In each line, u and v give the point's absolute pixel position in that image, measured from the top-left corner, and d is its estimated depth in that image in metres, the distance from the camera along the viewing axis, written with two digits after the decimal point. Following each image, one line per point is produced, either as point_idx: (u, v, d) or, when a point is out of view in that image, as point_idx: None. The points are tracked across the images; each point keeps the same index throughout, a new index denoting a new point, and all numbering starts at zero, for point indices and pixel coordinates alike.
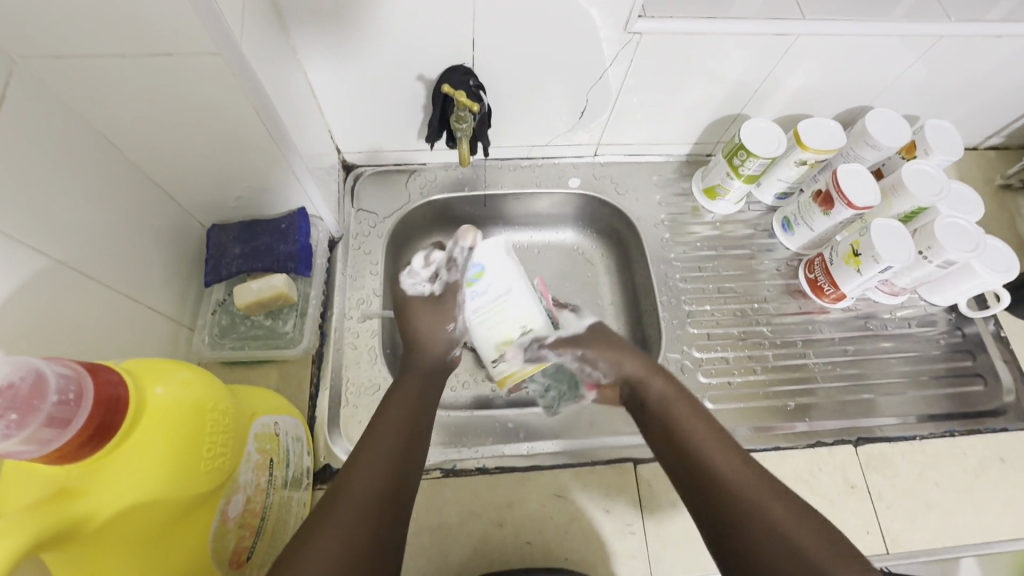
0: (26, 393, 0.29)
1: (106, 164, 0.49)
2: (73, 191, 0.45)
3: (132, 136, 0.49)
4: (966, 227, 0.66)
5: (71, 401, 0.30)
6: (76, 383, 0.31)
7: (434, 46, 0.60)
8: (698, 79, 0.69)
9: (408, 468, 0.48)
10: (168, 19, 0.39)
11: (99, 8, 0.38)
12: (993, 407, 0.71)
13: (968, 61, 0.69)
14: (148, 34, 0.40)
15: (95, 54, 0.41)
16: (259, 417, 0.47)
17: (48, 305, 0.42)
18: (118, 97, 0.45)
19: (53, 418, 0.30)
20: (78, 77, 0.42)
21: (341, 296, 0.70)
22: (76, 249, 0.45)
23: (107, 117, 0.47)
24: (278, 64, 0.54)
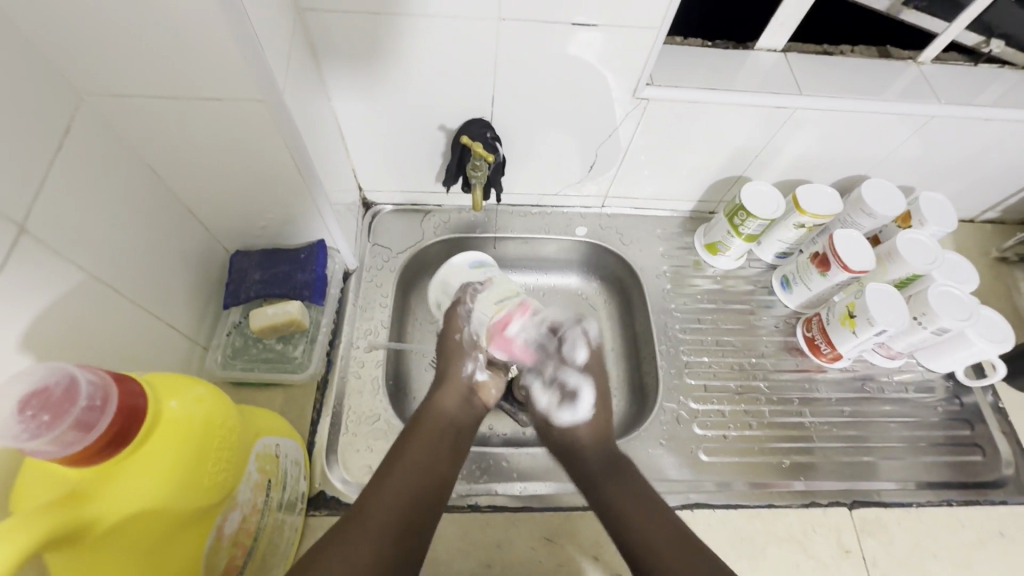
0: (59, 396, 0.32)
1: (149, 191, 0.53)
2: (117, 213, 0.49)
3: (175, 167, 0.54)
4: (959, 296, 0.68)
5: (98, 406, 0.33)
6: (103, 390, 0.33)
7: (456, 100, 0.66)
8: (702, 142, 0.74)
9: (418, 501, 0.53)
10: (225, 70, 0.44)
11: (165, 57, 0.43)
12: (992, 479, 0.71)
13: (958, 140, 0.73)
14: (203, 80, 0.45)
15: (154, 94, 0.46)
16: (263, 437, 0.49)
17: (84, 318, 0.45)
18: (167, 133, 0.50)
19: (80, 422, 0.32)
20: (135, 113, 0.47)
21: (350, 326, 0.72)
22: (113, 268, 0.49)
23: (156, 150, 0.51)
24: (314, 109, 0.59)
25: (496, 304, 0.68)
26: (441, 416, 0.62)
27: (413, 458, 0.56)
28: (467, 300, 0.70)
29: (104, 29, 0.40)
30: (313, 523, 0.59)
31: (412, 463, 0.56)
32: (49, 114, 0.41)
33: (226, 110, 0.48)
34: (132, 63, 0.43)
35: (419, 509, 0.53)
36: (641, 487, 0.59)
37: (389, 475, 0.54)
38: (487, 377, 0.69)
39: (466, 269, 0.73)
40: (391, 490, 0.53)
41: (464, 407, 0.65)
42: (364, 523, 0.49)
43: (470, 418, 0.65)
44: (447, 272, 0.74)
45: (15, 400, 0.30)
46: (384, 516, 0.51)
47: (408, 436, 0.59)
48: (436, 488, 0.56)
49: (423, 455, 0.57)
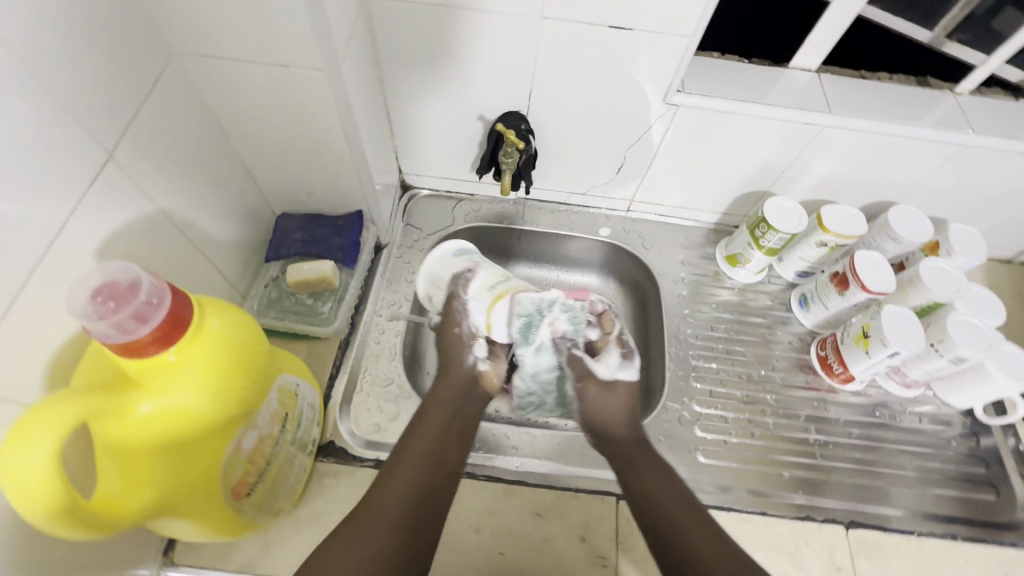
0: (124, 289, 0.37)
1: (215, 147, 0.59)
2: (187, 163, 0.55)
3: (239, 127, 0.60)
4: (980, 327, 0.67)
5: (154, 303, 0.38)
6: (159, 292, 0.38)
7: (497, 93, 0.70)
8: (731, 153, 0.76)
9: (430, 488, 0.55)
10: (295, 41, 0.50)
11: (245, 25, 0.49)
12: (1004, 520, 0.68)
13: (994, 172, 0.73)
14: (275, 50, 0.51)
15: (232, 58, 0.52)
16: (285, 373, 0.53)
17: (147, 246, 0.51)
18: (238, 95, 0.56)
19: (138, 313, 0.37)
20: (213, 74, 0.53)
21: (375, 295, 0.77)
22: (177, 210, 0.55)
23: (225, 109, 0.57)
24: (367, 88, 0.65)
25: (487, 292, 0.69)
26: (448, 407, 0.62)
27: (417, 453, 0.56)
28: (460, 292, 0.70)
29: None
30: (320, 468, 0.63)
31: (417, 457, 0.56)
32: (143, 66, 0.47)
33: (290, 78, 0.54)
34: (217, 29, 0.49)
35: (432, 495, 0.54)
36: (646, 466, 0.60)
37: (392, 473, 0.54)
38: (488, 366, 0.69)
39: (450, 257, 0.73)
40: (394, 485, 0.53)
41: (463, 401, 0.64)
42: (374, 509, 0.51)
43: (472, 412, 0.64)
44: (433, 266, 0.73)
45: (91, 288, 0.36)
46: (390, 509, 0.51)
47: (409, 433, 0.59)
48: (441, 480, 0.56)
49: (426, 449, 0.57)
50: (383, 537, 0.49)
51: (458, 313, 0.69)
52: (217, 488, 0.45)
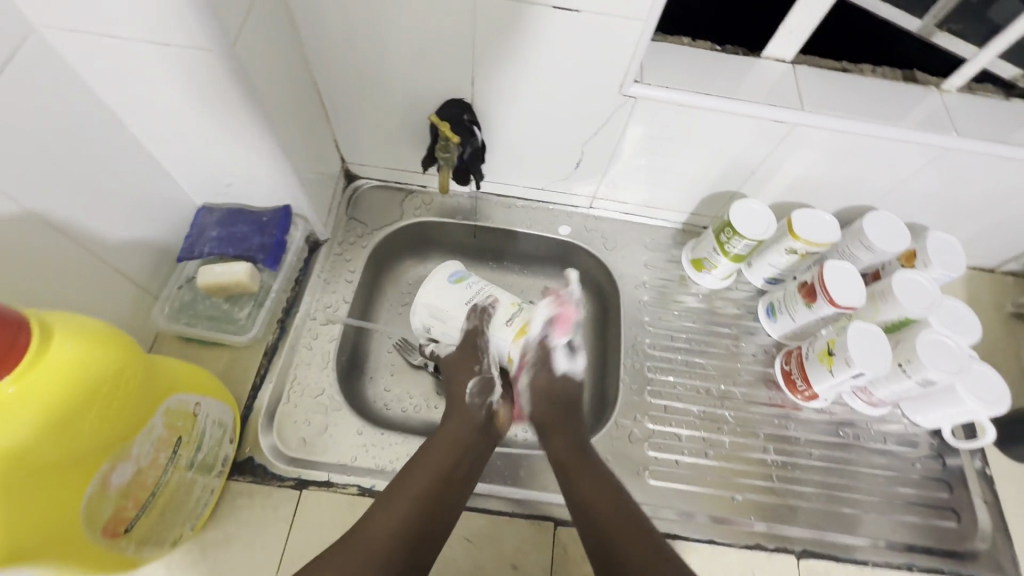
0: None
1: (108, 136, 0.53)
2: (59, 154, 0.49)
3: (132, 114, 0.53)
4: (951, 347, 0.62)
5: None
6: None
7: (439, 79, 0.64)
8: (696, 149, 0.70)
9: (423, 529, 0.52)
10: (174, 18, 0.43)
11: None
12: (964, 549, 0.65)
13: (979, 178, 0.67)
14: (154, 28, 0.44)
15: (104, 36, 0.45)
16: (177, 393, 0.48)
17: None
18: (123, 78, 0.49)
19: None
20: (88, 54, 0.47)
21: (310, 297, 0.72)
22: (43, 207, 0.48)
23: (112, 94, 0.51)
24: (285, 69, 0.58)
25: (508, 328, 0.68)
26: (458, 442, 0.59)
27: (423, 480, 0.55)
28: (483, 327, 0.68)
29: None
30: (234, 487, 0.59)
31: (426, 481, 0.55)
32: None
33: (175, 58, 0.47)
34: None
35: (421, 537, 0.51)
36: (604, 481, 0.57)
37: (394, 493, 0.54)
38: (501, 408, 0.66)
39: (446, 281, 0.71)
40: (396, 510, 0.52)
41: (483, 435, 0.62)
42: (358, 548, 0.49)
43: (487, 443, 0.61)
44: (428, 295, 0.71)
45: None
46: (383, 536, 0.50)
47: (420, 455, 0.57)
48: (445, 508, 0.54)
49: (428, 484, 0.55)
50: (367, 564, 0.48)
51: (484, 347, 0.67)
52: (82, 532, 0.40)
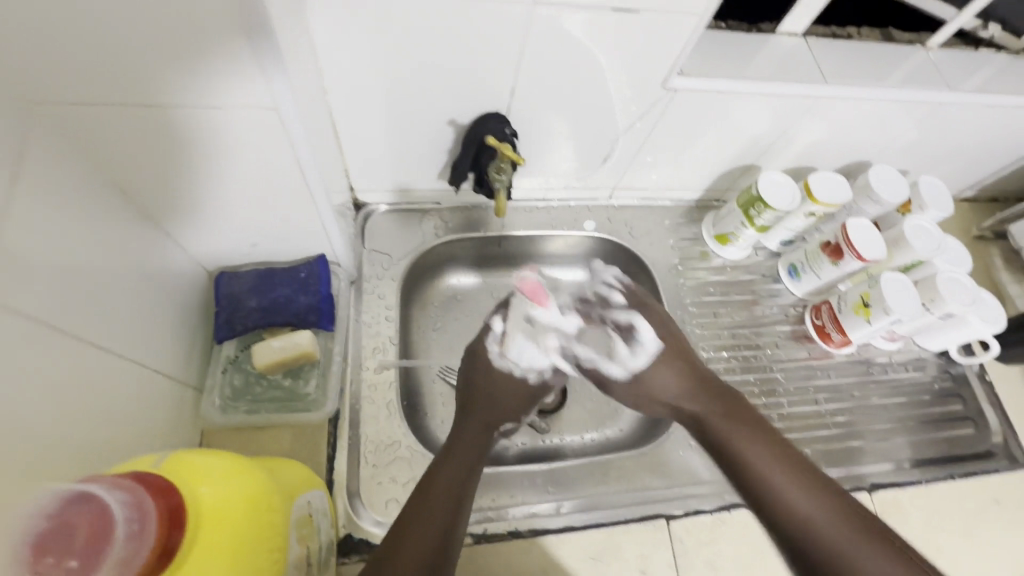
0: (86, 528, 0.26)
1: (123, 214, 0.47)
2: (90, 243, 0.42)
3: (157, 181, 0.47)
4: (963, 281, 0.71)
5: (137, 531, 0.28)
6: (140, 511, 0.28)
7: (473, 89, 0.60)
8: (718, 131, 0.71)
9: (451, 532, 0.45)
10: (212, 79, 0.39)
11: (154, 54, 0.37)
12: (985, 449, 0.75)
13: (957, 125, 0.75)
14: (202, 85, 0.40)
15: (146, 103, 0.40)
16: (296, 499, 0.43)
17: (60, 375, 0.38)
18: (153, 143, 0.44)
19: (120, 556, 0.27)
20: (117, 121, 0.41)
21: (355, 343, 0.66)
22: (83, 310, 0.41)
23: (137, 163, 0.45)
24: (310, 100, 0.52)
25: None
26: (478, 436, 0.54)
27: (446, 476, 0.49)
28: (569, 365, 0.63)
29: (85, 25, 0.34)
30: (345, 572, 0.54)
31: (443, 486, 0.48)
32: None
33: (223, 117, 0.43)
34: (114, 60, 0.37)
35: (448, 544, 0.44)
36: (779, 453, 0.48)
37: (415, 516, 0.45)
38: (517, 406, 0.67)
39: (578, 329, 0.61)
40: (427, 515, 0.45)
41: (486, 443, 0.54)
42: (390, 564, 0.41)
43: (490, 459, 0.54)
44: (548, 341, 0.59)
45: (27, 540, 0.25)
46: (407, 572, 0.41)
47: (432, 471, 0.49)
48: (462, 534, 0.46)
49: (454, 478, 0.49)
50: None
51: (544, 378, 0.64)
52: None
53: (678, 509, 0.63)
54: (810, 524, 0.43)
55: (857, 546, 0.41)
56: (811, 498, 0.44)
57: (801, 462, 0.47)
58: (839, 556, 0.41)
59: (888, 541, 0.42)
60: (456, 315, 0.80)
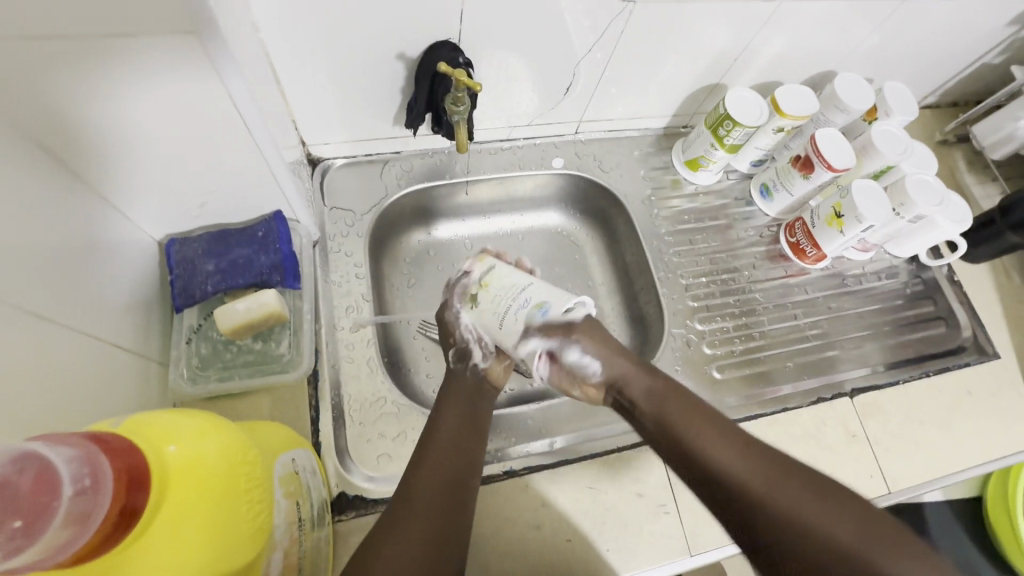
0: (29, 490, 0.24)
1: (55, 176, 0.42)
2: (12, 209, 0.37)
3: (84, 141, 0.42)
4: (932, 182, 0.71)
5: (88, 489, 0.25)
6: (91, 467, 0.25)
7: (420, 19, 0.56)
8: (682, 48, 0.68)
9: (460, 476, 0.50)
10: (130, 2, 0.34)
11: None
12: (957, 345, 0.78)
13: (920, 24, 0.74)
14: (107, 10, 0.34)
15: (48, 42, 0.35)
16: (279, 457, 0.41)
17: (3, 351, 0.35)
18: (64, 93, 0.38)
19: (71, 515, 0.24)
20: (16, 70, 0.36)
21: (327, 304, 0.64)
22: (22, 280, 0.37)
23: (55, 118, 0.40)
24: (242, 38, 0.47)
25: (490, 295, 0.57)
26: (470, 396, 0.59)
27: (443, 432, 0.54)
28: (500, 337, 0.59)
29: None
30: (343, 529, 0.53)
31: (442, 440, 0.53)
32: None
33: (143, 52, 0.38)
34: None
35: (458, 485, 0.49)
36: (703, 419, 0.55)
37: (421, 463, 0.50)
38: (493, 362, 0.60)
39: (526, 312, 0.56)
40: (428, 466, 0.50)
41: (478, 392, 0.59)
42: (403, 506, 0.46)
43: (485, 404, 0.59)
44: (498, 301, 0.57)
45: None
46: (424, 505, 0.46)
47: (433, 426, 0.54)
48: (469, 467, 0.51)
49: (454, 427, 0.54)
50: (423, 529, 0.45)
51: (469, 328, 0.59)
52: None
53: None
54: (733, 477, 0.49)
55: (780, 483, 0.48)
56: (730, 451, 0.51)
57: (720, 424, 0.54)
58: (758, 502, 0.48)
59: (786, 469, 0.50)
60: (429, 269, 0.78)
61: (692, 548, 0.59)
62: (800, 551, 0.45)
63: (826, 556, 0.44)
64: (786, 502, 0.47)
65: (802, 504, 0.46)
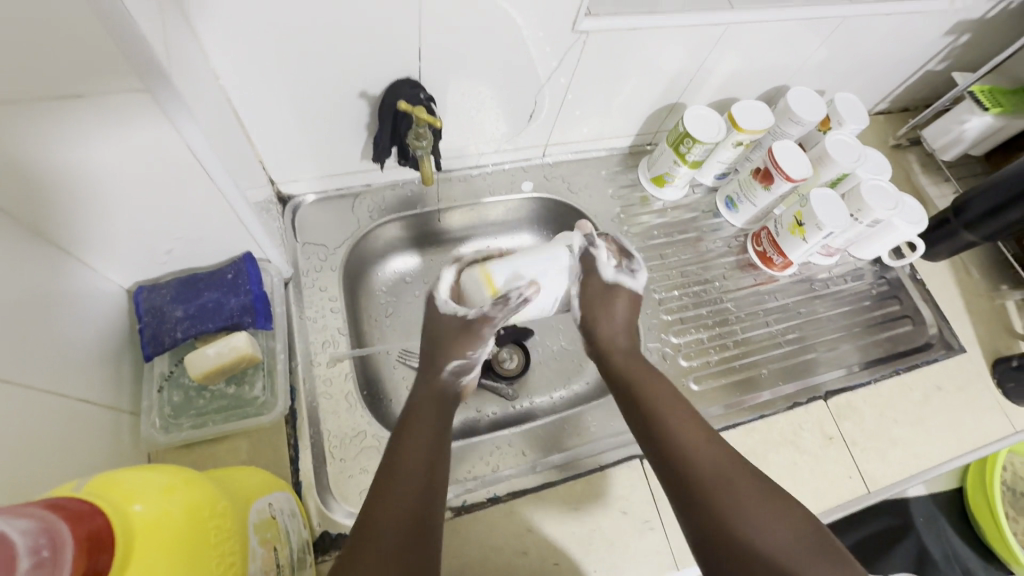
0: None
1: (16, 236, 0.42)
2: None
3: (48, 199, 0.43)
4: (886, 187, 0.74)
5: (47, 559, 0.25)
6: (49, 537, 0.25)
7: (379, 60, 0.58)
8: (638, 72, 0.71)
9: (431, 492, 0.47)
10: (83, 67, 0.36)
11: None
12: (924, 342, 0.80)
13: (862, 39, 0.77)
14: (62, 73, 0.36)
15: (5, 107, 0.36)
16: (253, 503, 0.41)
17: None
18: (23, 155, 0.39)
19: None
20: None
21: (302, 341, 0.64)
22: None
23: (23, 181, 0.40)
24: (203, 92, 0.48)
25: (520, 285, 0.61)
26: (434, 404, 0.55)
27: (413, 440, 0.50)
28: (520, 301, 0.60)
29: None
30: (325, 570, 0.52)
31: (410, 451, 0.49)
32: None
33: (100, 111, 0.39)
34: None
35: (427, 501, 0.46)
36: (700, 422, 0.53)
37: (399, 449, 0.49)
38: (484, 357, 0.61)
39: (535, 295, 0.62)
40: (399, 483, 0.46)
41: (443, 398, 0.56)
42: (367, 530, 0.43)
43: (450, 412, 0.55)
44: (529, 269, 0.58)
45: None
46: (401, 489, 0.46)
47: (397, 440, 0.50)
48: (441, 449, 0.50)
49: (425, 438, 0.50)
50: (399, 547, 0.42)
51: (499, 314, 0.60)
52: None
53: None
54: (702, 486, 0.48)
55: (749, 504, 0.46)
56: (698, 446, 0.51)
57: (705, 429, 0.52)
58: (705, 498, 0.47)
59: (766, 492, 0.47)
60: (407, 298, 0.78)
61: (679, 562, 0.59)
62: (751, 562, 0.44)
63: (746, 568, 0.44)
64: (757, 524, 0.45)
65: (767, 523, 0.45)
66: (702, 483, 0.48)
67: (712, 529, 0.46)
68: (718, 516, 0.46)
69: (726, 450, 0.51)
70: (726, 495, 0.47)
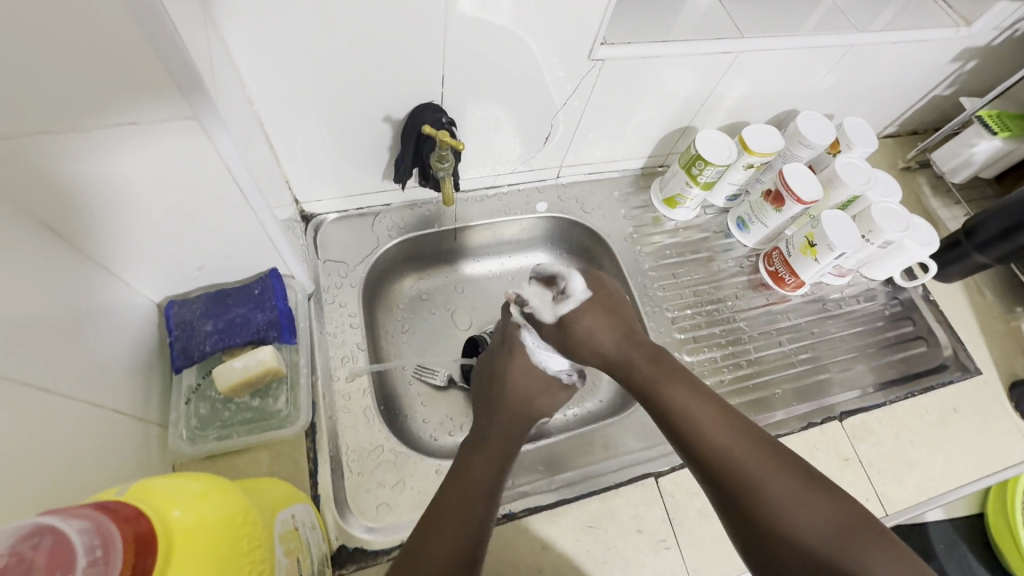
0: (44, 567, 0.25)
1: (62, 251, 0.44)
2: (28, 288, 0.40)
3: (93, 217, 0.45)
4: (895, 209, 0.76)
5: (100, 558, 0.26)
6: (101, 537, 0.27)
7: (405, 86, 0.61)
8: (651, 97, 0.73)
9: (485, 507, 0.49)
10: (138, 98, 0.39)
11: (57, 71, 0.35)
12: (940, 363, 0.80)
13: (871, 65, 0.79)
14: (119, 102, 0.39)
15: (62, 129, 0.39)
16: (278, 514, 0.42)
17: (16, 423, 0.36)
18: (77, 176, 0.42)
19: None
20: (26, 155, 0.39)
21: (323, 356, 0.66)
22: (31, 353, 0.39)
23: (71, 200, 0.43)
24: (238, 116, 0.51)
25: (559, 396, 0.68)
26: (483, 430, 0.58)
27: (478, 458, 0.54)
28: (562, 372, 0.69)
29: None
30: None
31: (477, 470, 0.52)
32: None
33: (150, 138, 0.42)
34: (16, 88, 0.35)
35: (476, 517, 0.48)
36: (713, 395, 0.54)
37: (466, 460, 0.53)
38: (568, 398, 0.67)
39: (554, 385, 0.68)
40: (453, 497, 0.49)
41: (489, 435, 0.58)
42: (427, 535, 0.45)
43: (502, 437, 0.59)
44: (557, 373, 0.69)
45: None
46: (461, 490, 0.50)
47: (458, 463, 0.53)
48: (494, 474, 0.52)
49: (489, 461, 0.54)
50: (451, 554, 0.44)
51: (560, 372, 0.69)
52: None
53: (665, 466, 0.65)
54: (719, 457, 0.49)
55: (768, 470, 0.47)
56: (735, 437, 0.50)
57: (719, 404, 0.53)
58: (739, 478, 0.47)
59: (784, 459, 0.48)
60: (423, 314, 0.80)
61: None
62: (773, 524, 0.45)
63: (777, 537, 0.44)
64: (777, 489, 0.46)
65: (787, 490, 0.46)
66: (718, 454, 0.49)
67: (734, 496, 0.47)
68: (738, 482, 0.47)
69: (744, 421, 0.51)
70: (743, 464, 0.48)
